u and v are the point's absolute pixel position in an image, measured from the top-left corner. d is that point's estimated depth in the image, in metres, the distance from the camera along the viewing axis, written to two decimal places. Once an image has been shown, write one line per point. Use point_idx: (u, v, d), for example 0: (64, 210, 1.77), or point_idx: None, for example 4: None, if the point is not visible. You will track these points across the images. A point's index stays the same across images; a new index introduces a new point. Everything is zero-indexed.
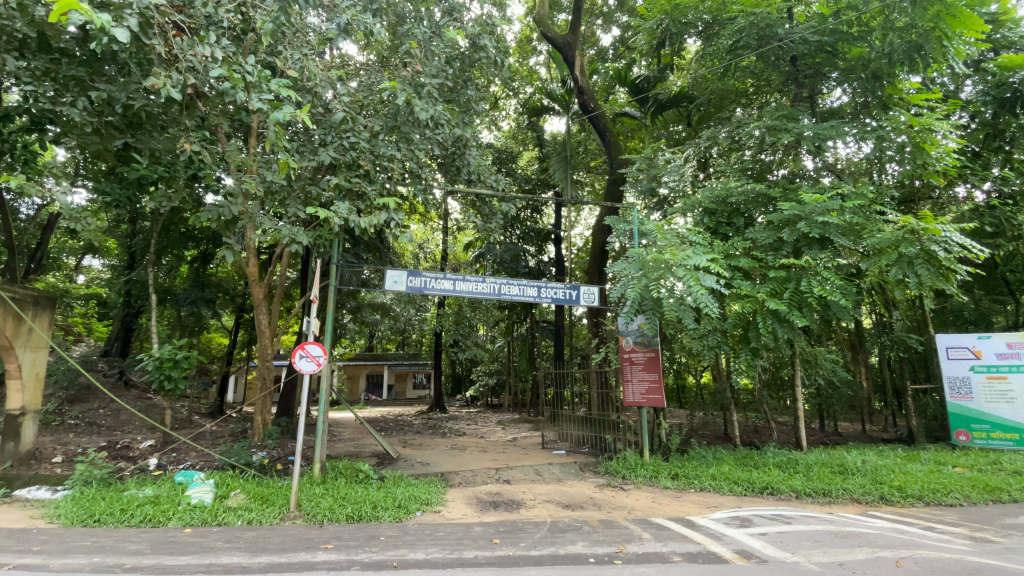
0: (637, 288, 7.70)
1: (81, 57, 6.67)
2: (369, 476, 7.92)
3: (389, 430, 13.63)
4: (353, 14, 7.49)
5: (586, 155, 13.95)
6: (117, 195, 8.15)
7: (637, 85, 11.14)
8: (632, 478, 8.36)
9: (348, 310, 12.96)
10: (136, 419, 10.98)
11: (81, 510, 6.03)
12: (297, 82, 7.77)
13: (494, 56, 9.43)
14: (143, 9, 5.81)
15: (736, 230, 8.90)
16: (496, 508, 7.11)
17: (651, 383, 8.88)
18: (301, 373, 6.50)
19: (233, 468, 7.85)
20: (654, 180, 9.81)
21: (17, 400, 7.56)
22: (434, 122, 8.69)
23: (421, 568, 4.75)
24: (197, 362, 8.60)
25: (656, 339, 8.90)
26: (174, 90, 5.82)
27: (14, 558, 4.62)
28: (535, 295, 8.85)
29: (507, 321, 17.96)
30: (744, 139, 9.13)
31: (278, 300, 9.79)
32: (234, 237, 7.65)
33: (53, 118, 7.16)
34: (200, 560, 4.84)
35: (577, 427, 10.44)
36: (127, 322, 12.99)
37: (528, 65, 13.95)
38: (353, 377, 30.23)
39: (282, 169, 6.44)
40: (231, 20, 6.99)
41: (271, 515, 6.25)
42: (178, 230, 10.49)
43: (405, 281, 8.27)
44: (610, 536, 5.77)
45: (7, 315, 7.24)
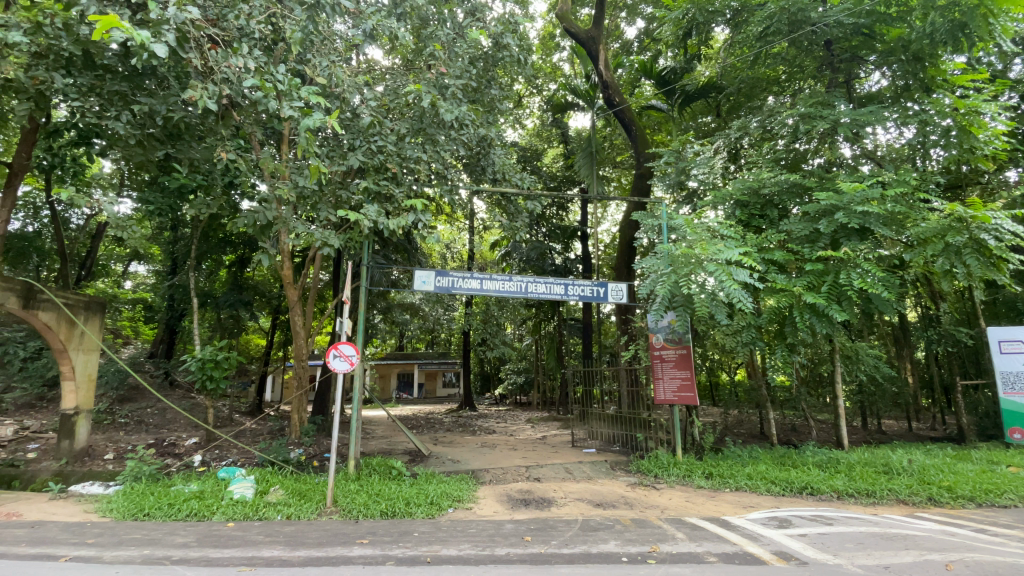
0: (666, 285, 7.60)
1: (124, 72, 7.03)
2: (402, 473, 8.05)
3: (421, 428, 13.78)
4: (379, 19, 7.59)
5: (612, 149, 13.83)
6: (159, 204, 8.56)
7: (663, 77, 10.85)
8: (664, 478, 8.24)
9: (379, 310, 13.20)
10: (180, 417, 11.47)
11: (131, 505, 6.34)
12: (326, 88, 7.94)
13: (518, 54, 9.47)
14: (180, 24, 6.08)
15: (770, 222, 8.65)
16: (527, 506, 7.13)
17: (683, 380, 8.72)
18: (335, 372, 6.67)
19: (272, 464, 8.14)
20: (682, 174, 9.65)
21: (72, 400, 8.02)
22: (459, 123, 8.77)
23: (453, 564, 4.79)
24: (237, 363, 8.90)
25: (687, 335, 8.76)
26: (210, 101, 6.09)
27: (70, 550, 4.90)
28: (563, 293, 8.77)
29: (535, 320, 17.95)
30: (777, 128, 8.82)
31: (311, 302, 10.00)
32: (269, 242, 7.85)
33: (99, 132, 7.55)
34: (243, 553, 5.02)
35: (608, 426, 10.34)
36: (171, 325, 13.54)
37: (551, 61, 13.85)
38: (384, 375, 30.74)
39: (312, 174, 6.63)
40: (262, 30, 7.21)
41: (309, 510, 6.45)
42: (216, 235, 11.03)
43: (433, 280, 8.35)
44: (643, 535, 5.71)
45: (62, 320, 7.71)
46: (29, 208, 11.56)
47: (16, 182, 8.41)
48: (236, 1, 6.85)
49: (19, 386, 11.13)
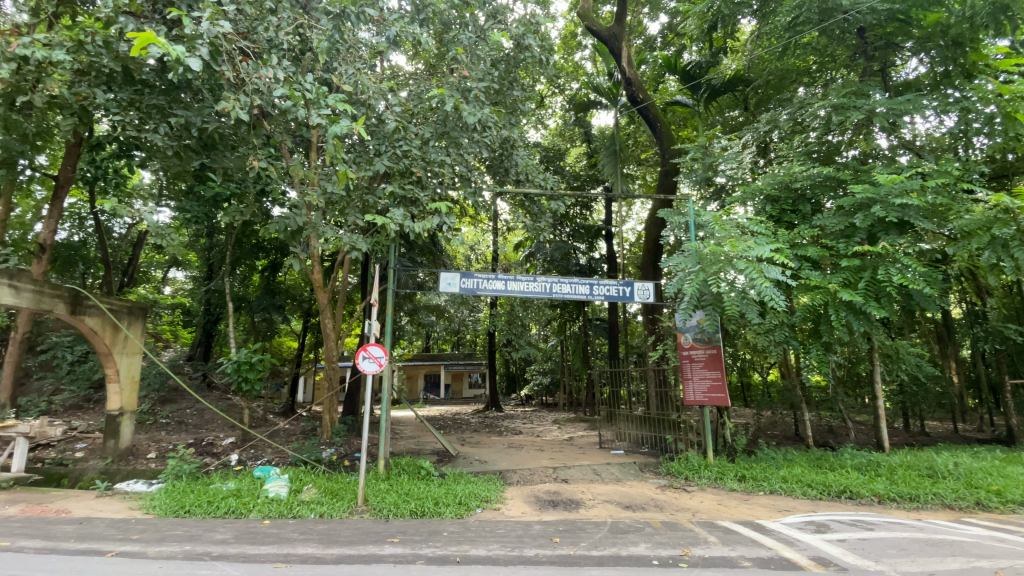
0: (694, 284, 7.46)
1: (162, 87, 7.37)
2: (430, 474, 8.13)
3: (449, 429, 13.90)
4: (402, 26, 7.70)
5: (636, 146, 13.69)
6: (196, 212, 8.99)
7: (688, 72, 10.66)
8: (695, 480, 8.09)
9: (405, 312, 13.40)
10: (218, 418, 11.87)
11: (173, 502, 6.60)
12: (352, 96, 8.06)
13: (540, 55, 9.49)
14: (214, 38, 6.29)
15: (803, 217, 8.39)
16: (555, 507, 7.12)
17: (713, 381, 8.56)
18: (364, 374, 6.81)
19: (305, 463, 8.36)
20: (710, 170, 9.33)
21: (117, 401, 8.40)
22: (482, 125, 8.86)
23: (482, 564, 4.82)
24: (270, 365, 9.16)
25: (717, 335, 8.59)
26: (243, 112, 6.32)
27: (116, 546, 5.14)
28: (588, 293, 8.70)
29: (560, 320, 17.89)
30: (809, 120, 8.53)
31: (341, 305, 10.17)
32: (300, 247, 8.06)
33: (138, 144, 7.93)
34: (279, 550, 5.16)
35: (636, 427, 10.23)
36: (209, 329, 14.05)
37: (573, 60, 13.79)
38: (412, 376, 31.11)
39: (340, 180, 6.78)
40: (290, 41, 7.42)
41: (341, 509, 6.59)
42: (249, 241, 11.48)
43: (458, 282, 8.45)
44: (674, 538, 5.61)
45: (106, 325, 8.09)
46: (76, 218, 12.25)
47: (65, 195, 8.90)
48: (265, 14, 7.10)
49: (68, 388, 11.72)
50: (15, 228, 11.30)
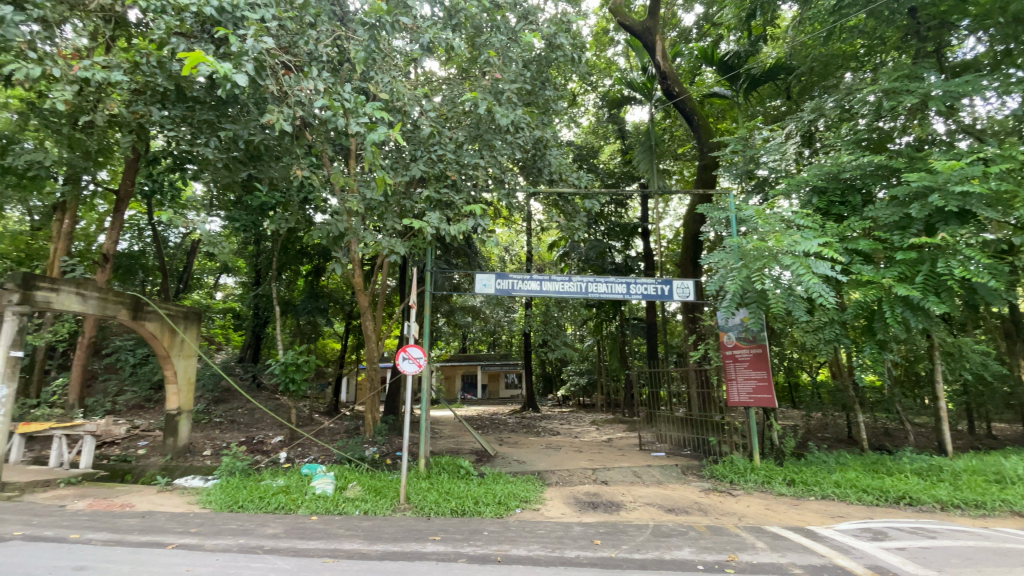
0: (737, 280, 7.20)
1: (211, 103, 7.74)
2: (470, 473, 8.22)
3: (488, 429, 13.96)
4: (435, 32, 7.80)
5: (672, 142, 13.41)
6: (244, 221, 9.45)
7: (725, 63, 10.49)
8: (741, 484, 7.84)
9: (442, 314, 13.60)
10: (267, 417, 12.40)
11: (228, 498, 6.94)
12: (388, 103, 8.24)
13: (572, 53, 9.47)
14: (259, 55, 6.57)
15: (853, 209, 7.97)
16: (595, 509, 7.05)
17: (759, 382, 8.26)
18: (404, 374, 6.96)
19: (349, 462, 8.63)
20: (751, 163, 9.03)
21: (175, 402, 8.92)
22: (515, 127, 8.89)
23: (523, 564, 4.83)
24: (315, 366, 9.50)
25: (762, 334, 8.28)
26: (286, 124, 6.61)
27: (177, 538, 5.45)
28: (625, 292, 8.57)
29: (597, 320, 17.71)
30: (857, 107, 8.10)
31: (381, 308, 10.40)
32: (341, 252, 8.33)
33: (192, 158, 8.40)
34: (326, 545, 5.35)
35: (677, 429, 10.00)
36: (258, 332, 14.67)
37: (606, 57, 13.64)
38: (449, 376, 31.53)
39: (379, 186, 6.97)
40: (329, 53, 7.69)
41: (384, 507, 6.76)
42: (294, 247, 11.95)
43: (493, 284, 8.52)
44: (720, 543, 5.46)
45: (164, 330, 8.61)
46: (135, 229, 13.12)
47: (126, 207, 9.55)
48: (305, 28, 7.37)
49: (131, 389, 12.52)
50: (81, 240, 12.21)
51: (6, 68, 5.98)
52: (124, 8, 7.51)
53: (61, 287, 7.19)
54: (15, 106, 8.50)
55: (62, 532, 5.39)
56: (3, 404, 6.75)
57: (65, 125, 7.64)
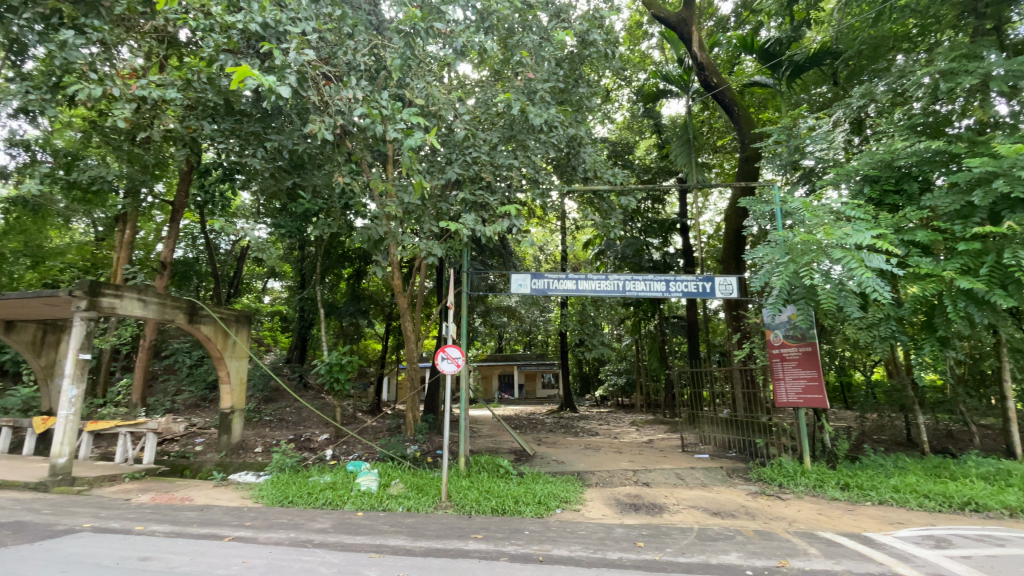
0: (783, 276, 6.88)
1: (257, 115, 8.21)
2: (509, 472, 8.28)
3: (525, 429, 13.98)
4: (468, 36, 7.88)
5: (711, 134, 13.07)
6: (290, 227, 9.87)
7: (766, 51, 10.12)
8: (791, 487, 7.53)
9: (479, 314, 13.77)
10: (314, 415, 12.87)
11: (279, 493, 7.26)
12: (424, 109, 8.38)
13: (605, 49, 9.38)
14: (301, 67, 6.85)
15: (909, 198, 7.53)
16: (637, 511, 6.95)
17: (809, 381, 7.91)
18: (443, 374, 7.07)
19: (392, 459, 8.84)
20: (796, 153, 8.63)
21: (228, 401, 9.40)
22: (548, 126, 8.88)
23: (565, 565, 4.82)
24: (358, 366, 9.80)
25: (811, 331, 7.91)
26: (328, 133, 6.88)
27: (233, 531, 5.75)
28: (664, 289, 8.39)
29: (635, 319, 17.46)
30: (910, 90, 7.64)
31: (420, 308, 10.58)
32: (381, 255, 8.56)
33: (241, 168, 8.83)
34: (372, 541, 5.51)
35: (722, 430, 9.71)
36: (303, 333, 15.24)
37: (640, 51, 13.41)
38: (486, 376, 31.72)
39: (417, 190, 7.13)
40: (366, 62, 7.90)
41: (426, 504, 6.90)
42: (336, 251, 12.36)
43: (529, 283, 8.55)
44: (770, 548, 5.27)
45: (218, 332, 9.09)
46: (189, 238, 13.98)
47: (181, 217, 10.13)
48: (344, 39, 7.64)
49: (188, 389, 13.26)
50: (141, 249, 13.06)
51: (72, 90, 6.49)
52: (175, 28, 7.96)
53: (125, 293, 7.69)
54: (80, 126, 9.16)
55: (128, 524, 5.79)
56: (73, 403, 7.26)
57: (124, 141, 8.25)
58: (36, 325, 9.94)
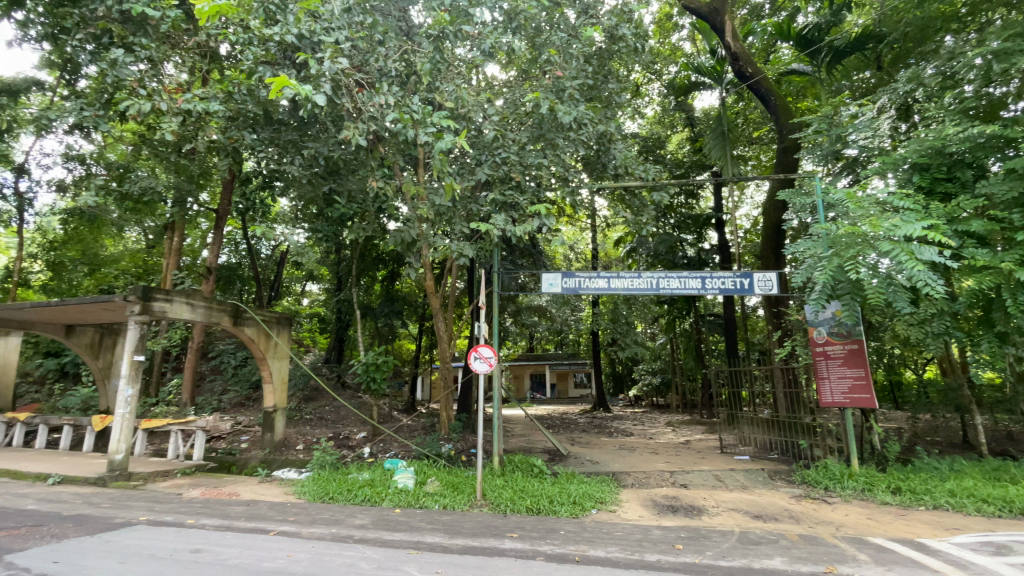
0: (827, 271, 6.58)
1: (295, 124, 8.49)
2: (543, 472, 8.27)
3: (559, 428, 13.93)
4: (496, 37, 7.91)
5: (747, 126, 12.69)
6: (327, 232, 10.17)
7: (804, 37, 9.69)
8: (837, 491, 7.23)
9: (509, 314, 13.86)
10: (351, 414, 13.22)
11: (320, 489, 7.49)
12: (454, 112, 8.48)
13: (635, 43, 9.24)
14: (336, 75, 7.06)
15: (962, 186, 7.10)
16: (675, 513, 6.83)
17: (855, 380, 7.58)
18: (476, 373, 7.14)
19: (427, 457, 8.99)
20: (838, 142, 8.26)
21: (271, 400, 9.77)
22: (578, 123, 8.70)
23: (602, 565, 4.79)
24: (393, 365, 10.00)
25: (858, 328, 7.58)
26: (362, 138, 7.05)
27: (278, 526, 5.98)
28: (700, 287, 8.19)
29: (668, 317, 17.17)
30: (961, 72, 7.21)
31: (452, 308, 10.70)
32: (414, 257, 8.70)
33: (279, 176, 9.15)
34: (410, 537, 5.62)
35: (762, 431, 9.41)
36: (341, 334, 15.66)
37: (670, 43, 13.14)
38: (518, 376, 31.75)
39: (448, 192, 7.22)
40: (397, 68, 8.05)
41: (462, 502, 6.98)
42: (371, 254, 12.64)
43: (560, 282, 8.52)
44: (816, 554, 5.08)
45: (260, 334, 9.46)
46: (232, 243, 14.64)
47: (224, 224, 10.60)
48: (375, 46, 7.81)
49: (234, 389, 13.83)
50: (189, 255, 13.74)
51: (123, 106, 6.90)
52: (216, 43, 8.34)
53: (174, 297, 8.09)
54: (131, 140, 9.70)
55: (181, 518, 6.10)
56: (128, 402, 7.71)
57: (172, 153, 8.71)
58: (93, 329, 10.57)
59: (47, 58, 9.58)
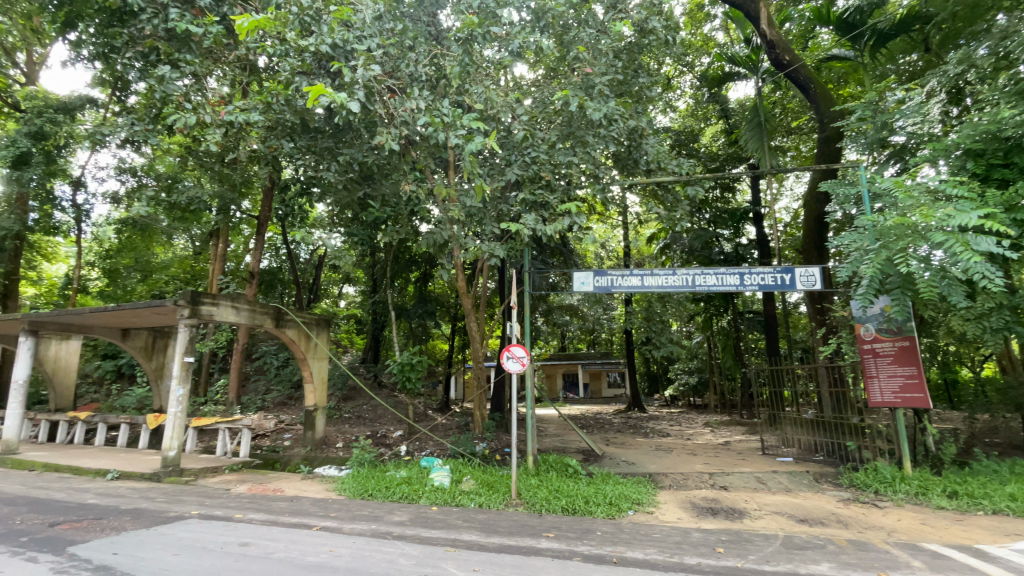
0: (875, 264, 6.27)
1: (330, 131, 8.73)
2: (578, 472, 8.23)
3: (593, 428, 13.80)
4: (524, 37, 7.91)
5: (785, 116, 12.26)
6: (362, 235, 10.42)
7: (845, 22, 9.19)
8: (888, 495, 6.90)
9: (541, 313, 13.83)
10: (388, 413, 13.49)
11: (359, 486, 7.69)
12: (483, 113, 8.54)
13: (665, 36, 9.05)
14: (369, 82, 7.23)
15: (1022, 171, 6.64)
16: (715, 515, 6.67)
17: (907, 379, 7.21)
18: (509, 373, 7.16)
19: (462, 456, 9.09)
20: (884, 130, 7.86)
21: (312, 399, 10.09)
22: (608, 120, 8.65)
23: (640, 568, 4.73)
24: (428, 365, 10.15)
25: (909, 324, 7.21)
26: (394, 143, 7.19)
27: (320, 521, 6.18)
28: (738, 283, 7.94)
29: (705, 316, 16.80)
30: (1018, 50, 6.73)
31: (483, 308, 10.75)
32: (446, 258, 8.80)
33: (316, 183, 9.45)
34: (447, 535, 5.70)
35: (806, 432, 9.05)
36: (377, 335, 16.01)
37: (702, 34, 12.81)
38: (551, 376, 31.66)
39: (478, 193, 7.28)
40: (427, 72, 8.14)
41: (497, 501, 7.03)
42: (404, 257, 12.86)
43: (592, 281, 8.44)
44: (866, 560, 4.86)
45: (301, 336, 9.79)
46: (273, 248, 15.21)
47: (265, 230, 11.02)
48: (406, 52, 7.94)
49: (277, 388, 14.35)
50: (233, 260, 14.38)
51: (171, 120, 7.29)
52: (255, 56, 8.67)
53: (220, 301, 8.46)
54: (178, 152, 10.18)
55: (230, 512, 6.38)
56: (179, 402, 8.11)
57: (215, 163, 9.13)
58: (147, 333, 11.17)
59: (99, 76, 10.18)
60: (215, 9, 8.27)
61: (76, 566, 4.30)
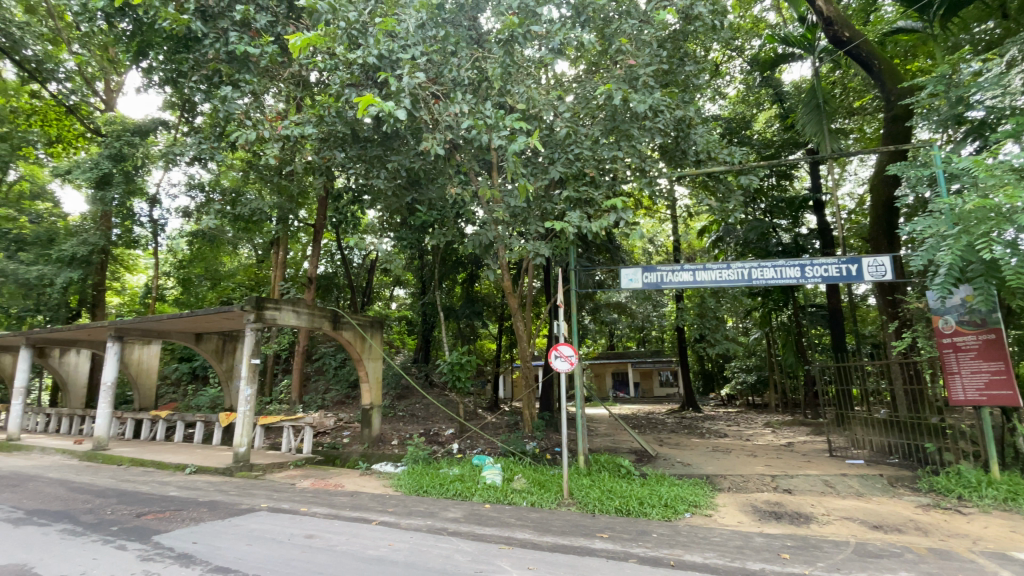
0: (953, 251, 5.77)
1: (377, 139, 9.00)
2: (631, 472, 8.10)
3: (645, 429, 13.51)
4: (564, 33, 7.84)
5: (846, 95, 11.53)
6: (410, 239, 10.70)
7: None
8: (975, 501, 6.35)
9: (589, 312, 13.65)
10: (440, 412, 13.78)
11: (414, 483, 7.90)
12: (525, 113, 8.54)
13: (712, 21, 8.71)
14: (414, 90, 7.44)
15: None
16: (778, 519, 6.37)
17: (994, 375, 6.60)
18: (558, 372, 7.14)
19: (513, 454, 9.16)
20: (960, 104, 7.21)
21: (368, 398, 10.46)
22: (653, 111, 8.46)
23: (699, 572, 4.60)
24: (477, 365, 10.28)
25: (996, 315, 6.60)
26: (439, 148, 7.37)
27: (379, 516, 6.41)
28: (798, 276, 7.55)
29: (763, 310, 16.07)
30: None
31: (530, 307, 10.72)
32: (492, 259, 8.89)
33: (366, 190, 9.79)
34: (501, 533, 5.76)
35: (879, 433, 8.45)
36: (428, 336, 16.37)
37: (752, 16, 12.23)
38: (600, 375, 31.23)
39: (522, 193, 7.31)
40: (470, 76, 8.23)
41: (550, 500, 7.04)
42: (451, 259, 13.08)
43: (640, 277, 8.24)
44: (951, 570, 4.50)
45: (356, 337, 10.17)
46: (328, 254, 15.89)
47: (320, 236, 11.54)
48: (449, 57, 8.07)
49: (335, 388, 14.98)
50: (293, 266, 15.15)
51: (235, 137, 7.82)
52: (307, 71, 9.09)
53: (282, 306, 8.95)
54: (240, 167, 10.82)
55: (296, 506, 6.74)
56: (248, 401, 8.64)
57: (274, 175, 9.68)
58: (218, 336, 11.98)
59: (169, 100, 11.00)
60: (269, 29, 8.74)
61: (161, 554, 4.68)
